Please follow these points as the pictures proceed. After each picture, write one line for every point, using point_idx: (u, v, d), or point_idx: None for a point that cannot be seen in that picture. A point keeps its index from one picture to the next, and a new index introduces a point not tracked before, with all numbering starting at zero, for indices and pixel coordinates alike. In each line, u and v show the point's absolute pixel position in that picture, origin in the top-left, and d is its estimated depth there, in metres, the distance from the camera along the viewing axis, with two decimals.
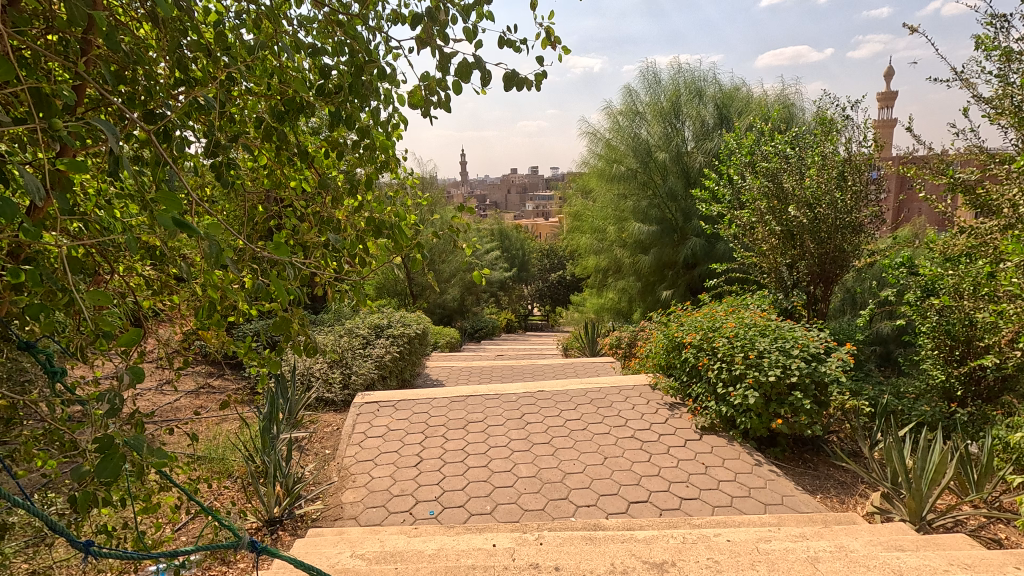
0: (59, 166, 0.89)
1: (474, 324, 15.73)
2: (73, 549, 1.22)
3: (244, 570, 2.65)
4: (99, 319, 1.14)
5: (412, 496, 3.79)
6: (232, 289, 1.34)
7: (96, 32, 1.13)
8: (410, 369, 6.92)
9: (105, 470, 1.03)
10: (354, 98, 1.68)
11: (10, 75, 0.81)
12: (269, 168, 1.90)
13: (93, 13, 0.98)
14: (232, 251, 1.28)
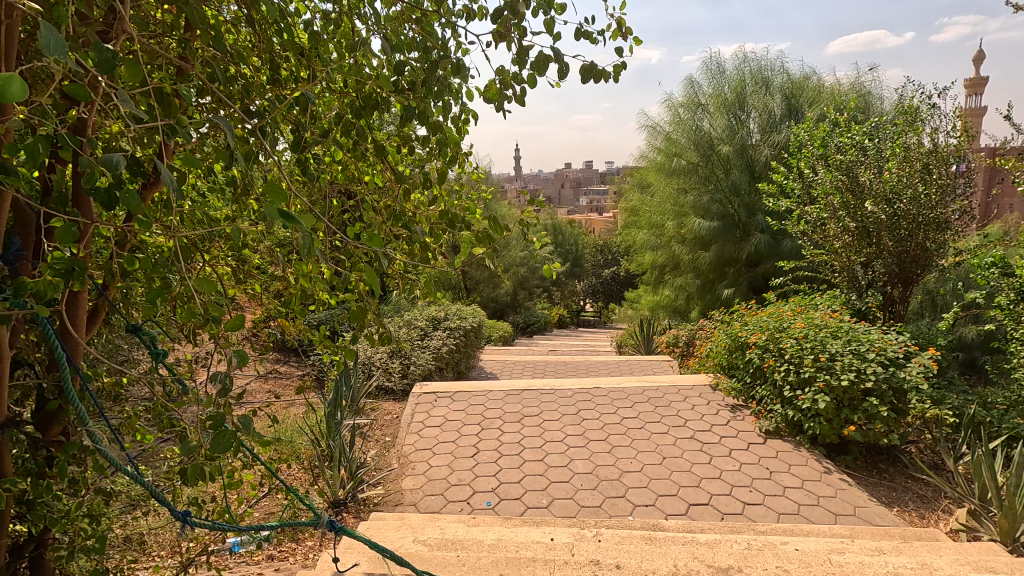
0: (178, 161, 0.96)
1: (527, 318, 15.75)
2: (173, 518, 1.36)
3: (312, 548, 2.78)
4: (209, 304, 1.22)
5: (469, 486, 3.86)
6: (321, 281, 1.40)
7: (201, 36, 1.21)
8: (465, 361, 7.03)
9: (219, 445, 1.10)
10: (427, 95, 1.71)
11: (138, 78, 0.87)
12: (345, 163, 1.97)
13: (209, 18, 1.05)
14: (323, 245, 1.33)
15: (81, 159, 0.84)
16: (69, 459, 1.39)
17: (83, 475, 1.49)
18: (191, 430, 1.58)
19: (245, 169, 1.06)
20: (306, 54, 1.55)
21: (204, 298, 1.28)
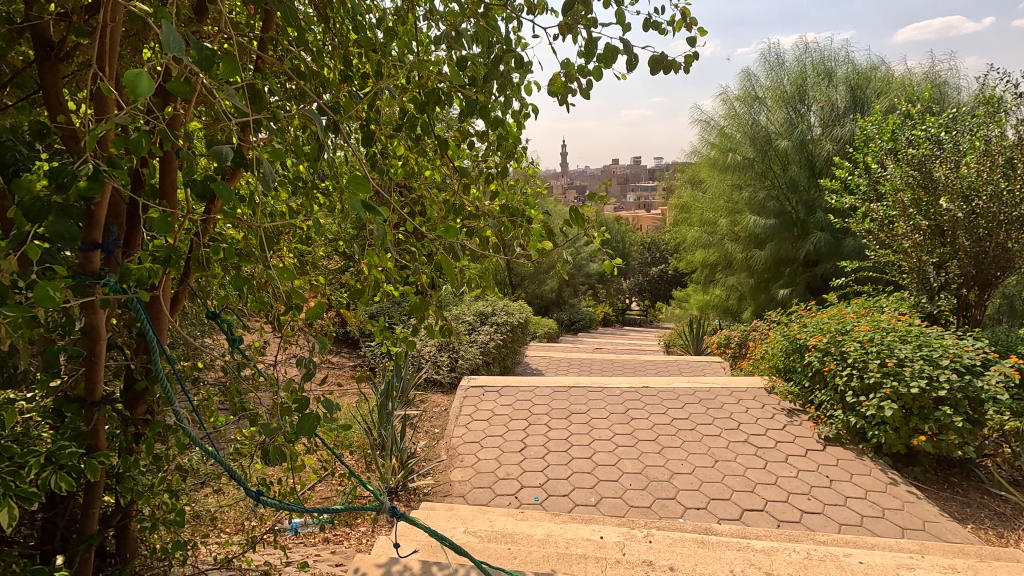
0: (267, 155, 1.01)
1: (572, 316, 15.62)
2: (247, 497, 1.45)
3: (366, 533, 2.86)
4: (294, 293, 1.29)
5: (517, 481, 3.87)
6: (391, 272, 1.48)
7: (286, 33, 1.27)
8: (512, 357, 7.05)
9: (303, 428, 1.27)
10: (490, 90, 1.72)
11: (236, 74, 0.92)
12: (406, 159, 2.02)
13: (302, 15, 1.13)
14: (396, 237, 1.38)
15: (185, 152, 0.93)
16: (155, 437, 1.48)
17: (165, 451, 1.58)
18: (263, 414, 1.65)
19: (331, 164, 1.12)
20: (374, 50, 1.59)
21: (284, 285, 1.34)
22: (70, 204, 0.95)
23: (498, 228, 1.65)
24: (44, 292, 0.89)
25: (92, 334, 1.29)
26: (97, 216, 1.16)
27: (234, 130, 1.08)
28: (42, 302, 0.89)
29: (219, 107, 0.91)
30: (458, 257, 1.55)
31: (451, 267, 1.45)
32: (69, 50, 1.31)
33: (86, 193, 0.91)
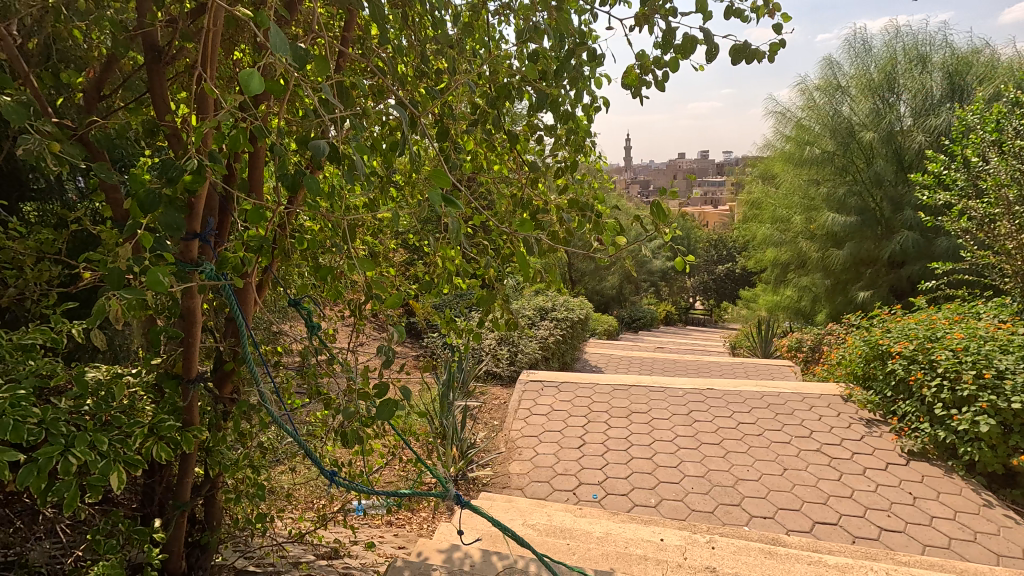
0: (353, 150, 1.05)
1: (633, 313, 15.32)
2: (323, 476, 1.52)
3: (427, 518, 2.94)
4: (374, 283, 1.34)
5: (575, 477, 3.86)
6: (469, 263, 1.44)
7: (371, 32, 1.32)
8: (571, 353, 7.00)
9: (382, 413, 1.30)
10: (561, 82, 1.71)
11: (327, 72, 0.96)
12: (475, 153, 2.04)
13: (388, 14, 1.18)
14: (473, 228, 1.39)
15: (278, 149, 0.99)
16: (242, 415, 1.59)
17: (250, 429, 1.69)
18: (338, 399, 1.73)
19: (411, 158, 1.15)
20: (449, 46, 1.62)
21: (363, 275, 1.39)
22: (177, 197, 1.02)
23: (570, 223, 1.65)
24: (155, 277, 0.97)
25: (190, 316, 1.40)
26: (196, 208, 1.25)
27: (322, 126, 1.13)
28: (153, 286, 0.98)
29: (314, 103, 0.96)
30: (527, 251, 1.56)
31: (524, 261, 1.45)
32: (175, 53, 1.42)
33: (191, 186, 0.99)
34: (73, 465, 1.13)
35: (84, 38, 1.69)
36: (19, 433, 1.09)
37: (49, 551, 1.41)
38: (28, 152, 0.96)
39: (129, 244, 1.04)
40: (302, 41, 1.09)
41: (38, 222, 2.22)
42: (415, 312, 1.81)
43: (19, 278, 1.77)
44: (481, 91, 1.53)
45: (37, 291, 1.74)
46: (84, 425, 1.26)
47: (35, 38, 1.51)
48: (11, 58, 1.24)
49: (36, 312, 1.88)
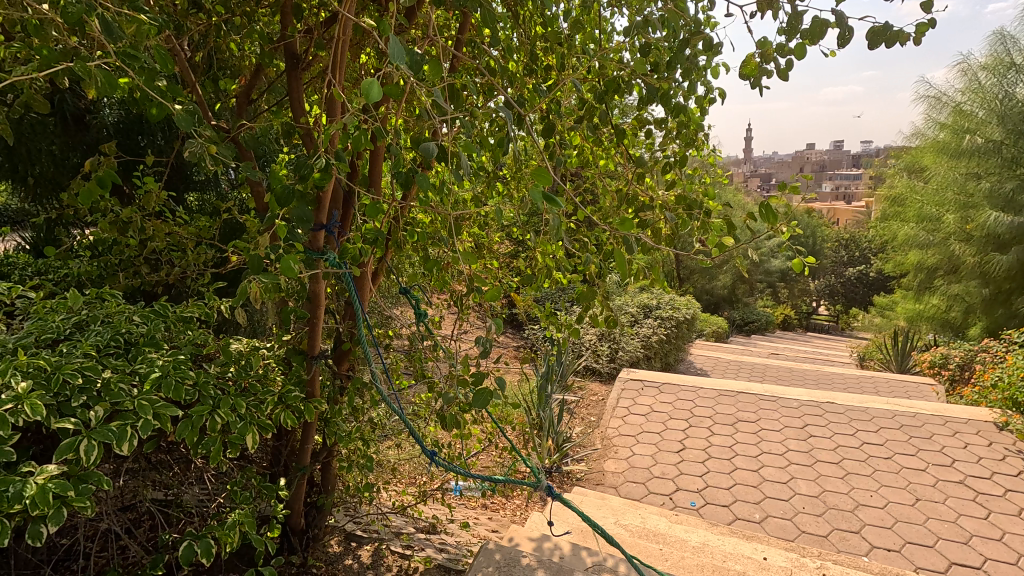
0: (460, 149, 1.09)
1: (746, 316, 14.34)
2: (424, 455, 1.62)
3: (520, 506, 3.00)
4: (479, 277, 1.40)
5: (673, 482, 3.73)
6: (571, 257, 1.45)
7: (484, 31, 1.36)
8: (675, 353, 6.73)
9: (479, 401, 1.34)
10: (674, 74, 1.65)
11: (440, 76, 1.01)
12: (582, 148, 2.04)
13: (498, 14, 1.21)
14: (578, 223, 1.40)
15: (393, 148, 1.06)
16: (355, 392, 1.73)
17: (362, 405, 1.84)
18: (441, 383, 1.82)
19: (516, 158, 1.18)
20: (557, 43, 1.63)
21: (468, 268, 1.46)
22: (307, 192, 1.14)
23: (676, 222, 1.58)
24: (287, 264, 1.09)
25: (315, 299, 1.54)
26: (323, 202, 1.38)
27: (435, 126, 1.20)
28: (286, 272, 1.10)
29: (427, 106, 1.02)
30: (628, 250, 1.53)
31: (625, 260, 1.42)
32: (310, 60, 1.57)
33: (319, 183, 1.09)
34: (218, 424, 1.32)
35: (238, 48, 1.92)
36: (178, 393, 1.29)
37: (198, 495, 1.65)
38: (193, 153, 1.12)
39: (268, 234, 1.18)
40: (419, 46, 1.15)
41: (197, 211, 2.57)
42: (516, 305, 1.85)
43: (182, 259, 2.07)
44: (591, 88, 1.54)
45: (195, 271, 2.02)
46: (227, 390, 1.45)
47: (201, 52, 1.75)
48: (183, 71, 1.44)
49: (195, 290, 2.19)
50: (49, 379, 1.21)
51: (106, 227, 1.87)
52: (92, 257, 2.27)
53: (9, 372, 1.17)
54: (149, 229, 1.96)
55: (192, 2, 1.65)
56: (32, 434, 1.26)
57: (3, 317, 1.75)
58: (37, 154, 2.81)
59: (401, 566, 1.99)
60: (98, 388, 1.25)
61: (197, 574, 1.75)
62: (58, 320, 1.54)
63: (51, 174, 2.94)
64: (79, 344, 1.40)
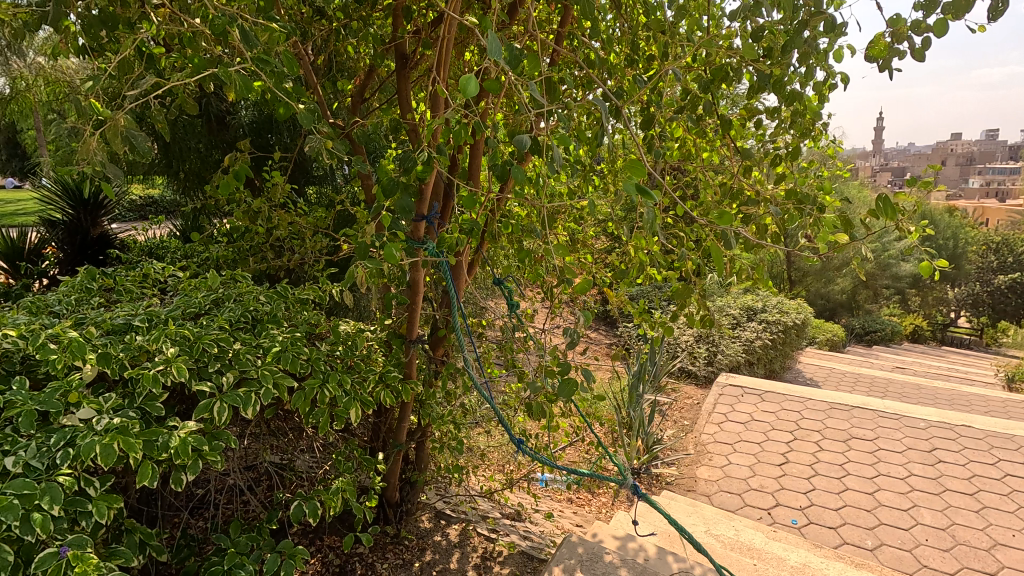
0: (555, 141, 1.11)
1: (868, 324, 13.02)
2: (511, 442, 1.67)
3: (605, 504, 2.96)
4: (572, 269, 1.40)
5: (772, 496, 3.50)
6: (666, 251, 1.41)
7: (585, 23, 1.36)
8: (782, 360, 6.27)
9: (565, 391, 1.35)
10: (789, 59, 1.55)
11: (537, 71, 1.03)
12: (684, 140, 1.96)
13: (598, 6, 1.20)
14: (677, 218, 1.36)
15: (489, 142, 1.10)
16: (448, 377, 1.81)
17: (454, 390, 1.91)
18: (530, 374, 1.85)
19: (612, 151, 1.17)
20: (660, 31, 1.58)
21: (561, 260, 1.47)
22: (410, 183, 1.21)
23: (785, 217, 1.47)
24: (389, 251, 1.16)
25: (413, 286, 1.63)
26: (424, 194, 1.46)
27: (532, 119, 1.22)
28: (388, 259, 1.17)
29: (523, 99, 1.04)
30: (728, 246, 1.46)
31: (723, 257, 1.36)
32: (419, 60, 1.66)
33: (420, 175, 1.15)
34: (326, 397, 1.44)
35: (354, 51, 2.07)
36: (295, 366, 1.43)
37: (308, 461, 1.81)
38: (313, 148, 1.23)
39: (374, 223, 1.27)
40: (519, 41, 1.18)
41: (315, 203, 2.81)
42: (608, 301, 1.82)
43: (301, 246, 2.27)
44: (696, 78, 1.48)
45: (311, 257, 2.22)
46: (336, 366, 1.58)
47: (322, 57, 1.91)
48: (306, 74, 1.58)
49: (311, 274, 2.40)
50: (191, 346, 1.39)
51: (239, 216, 2.10)
52: (228, 242, 2.56)
53: (162, 339, 1.36)
54: (275, 219, 2.18)
55: (316, 10, 1.80)
56: (177, 394, 1.46)
57: (159, 293, 2.03)
58: (187, 152, 3.22)
59: (486, 548, 2.05)
60: (228, 357, 1.41)
61: (305, 533, 1.93)
62: (199, 296, 1.76)
63: (199, 169, 3.36)
64: (216, 318, 1.59)
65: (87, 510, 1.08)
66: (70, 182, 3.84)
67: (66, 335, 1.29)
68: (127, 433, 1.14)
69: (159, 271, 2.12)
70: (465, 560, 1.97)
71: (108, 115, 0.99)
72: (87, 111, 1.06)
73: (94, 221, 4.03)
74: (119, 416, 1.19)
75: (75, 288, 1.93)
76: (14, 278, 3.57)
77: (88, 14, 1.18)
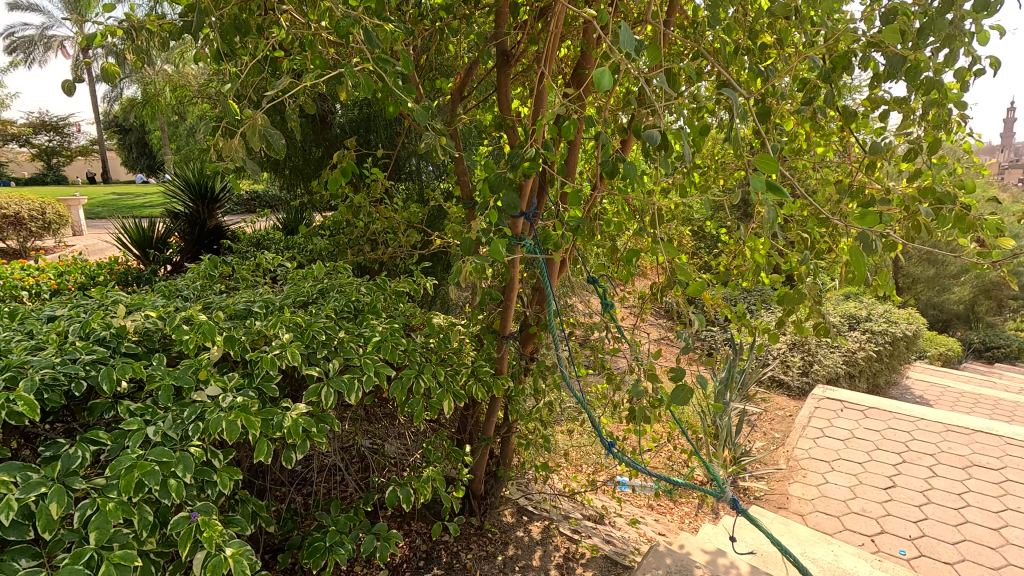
0: (672, 136, 1.07)
1: (990, 339, 11.64)
2: (602, 444, 1.65)
3: (689, 514, 2.84)
4: (680, 270, 1.33)
5: (875, 522, 3.21)
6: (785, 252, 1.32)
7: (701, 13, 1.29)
8: (888, 374, 5.75)
9: (676, 396, 1.27)
10: (929, 43, 1.40)
11: (659, 63, 0.98)
12: (796, 134, 1.83)
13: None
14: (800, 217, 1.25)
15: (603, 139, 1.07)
16: (538, 373, 1.81)
17: (543, 387, 1.91)
18: (621, 376, 1.80)
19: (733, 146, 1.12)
20: (778, 16, 1.47)
21: (665, 259, 1.41)
22: (516, 180, 1.20)
23: (929, 218, 1.31)
24: (496, 248, 1.16)
25: (509, 283, 1.63)
26: (525, 191, 1.45)
27: (644, 113, 1.18)
28: (495, 254, 1.16)
29: (646, 92, 1.01)
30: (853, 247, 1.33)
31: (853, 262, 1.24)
32: (521, 57, 1.66)
33: (527, 172, 1.14)
34: (422, 387, 1.48)
35: (453, 51, 2.11)
36: (395, 356, 1.48)
37: (400, 448, 1.87)
38: (424, 145, 1.26)
39: (479, 219, 1.27)
40: (633, 35, 1.14)
41: (408, 199, 2.90)
42: (707, 303, 1.74)
43: (396, 240, 2.36)
44: (823, 68, 1.37)
45: (405, 252, 2.29)
46: (431, 358, 1.63)
47: (424, 57, 1.97)
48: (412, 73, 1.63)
49: (404, 268, 2.48)
50: (303, 333, 1.48)
51: (342, 210, 2.21)
52: (329, 235, 2.70)
53: (278, 325, 1.46)
54: (374, 213, 2.27)
55: (421, 11, 1.85)
56: (288, 376, 1.56)
57: (269, 282, 2.18)
58: (293, 151, 3.44)
59: (568, 549, 2.03)
60: (335, 344, 1.49)
61: (395, 516, 2.00)
62: (307, 286, 1.87)
63: (302, 165, 3.57)
64: (324, 307, 1.69)
65: (213, 480, 1.17)
66: (192, 177, 4.16)
67: (197, 318, 1.41)
68: (249, 412, 1.23)
69: (269, 261, 2.27)
70: (547, 558, 1.96)
71: (247, 115, 1.06)
72: (226, 112, 1.14)
73: (210, 214, 4.32)
74: (241, 395, 1.29)
75: (200, 274, 2.11)
76: (144, 263, 4.17)
77: (226, 21, 1.28)
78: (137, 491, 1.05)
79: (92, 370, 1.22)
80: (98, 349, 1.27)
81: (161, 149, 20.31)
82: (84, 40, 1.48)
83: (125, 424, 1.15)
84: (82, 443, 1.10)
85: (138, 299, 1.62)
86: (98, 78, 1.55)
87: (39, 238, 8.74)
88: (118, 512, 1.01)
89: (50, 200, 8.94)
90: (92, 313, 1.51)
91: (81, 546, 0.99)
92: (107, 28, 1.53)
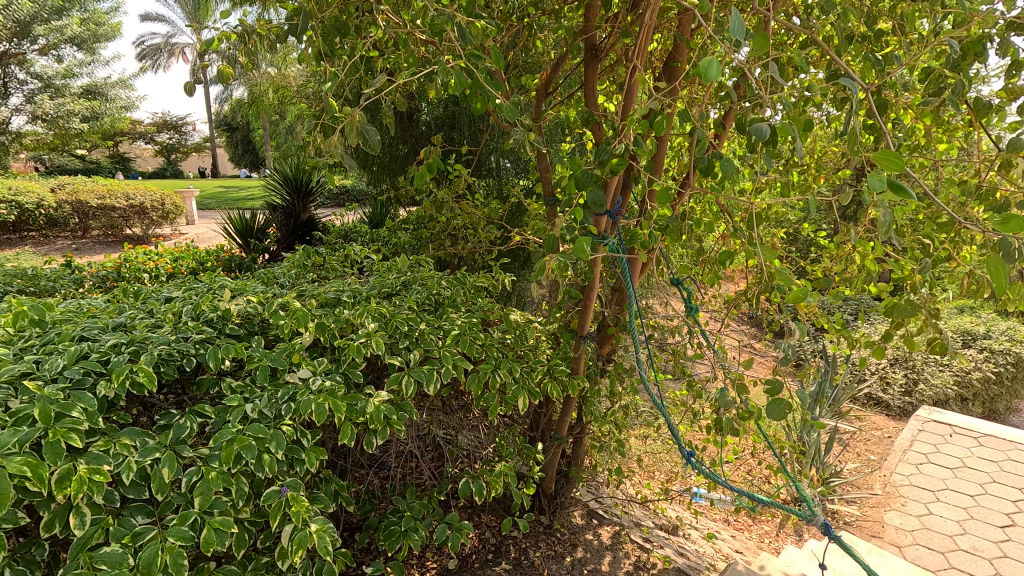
0: (775, 131, 0.99)
1: None
2: (681, 453, 1.58)
3: (769, 534, 2.68)
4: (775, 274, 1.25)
5: (989, 562, 2.87)
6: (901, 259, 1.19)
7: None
8: (1009, 399, 5.13)
9: (772, 409, 1.20)
10: None
11: (766, 54, 0.91)
12: (914, 130, 1.66)
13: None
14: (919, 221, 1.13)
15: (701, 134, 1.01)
16: (614, 375, 1.77)
17: (619, 390, 1.86)
18: (703, 384, 1.72)
19: (847, 140, 1.02)
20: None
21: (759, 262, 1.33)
22: (603, 176, 1.17)
23: None
24: (580, 245, 1.12)
25: (590, 282, 1.60)
26: (610, 188, 1.43)
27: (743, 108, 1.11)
28: (579, 253, 1.12)
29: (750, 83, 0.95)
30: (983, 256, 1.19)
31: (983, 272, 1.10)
32: (610, 51, 1.61)
33: (614, 169, 1.12)
34: (498, 382, 1.49)
35: (540, 47, 2.10)
36: (472, 350, 1.50)
37: (473, 440, 1.90)
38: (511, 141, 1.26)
39: (564, 216, 1.26)
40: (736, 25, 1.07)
41: (489, 195, 2.94)
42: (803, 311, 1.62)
43: (476, 236, 2.39)
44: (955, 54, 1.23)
45: (484, 248, 2.32)
46: (507, 354, 1.63)
47: (511, 53, 1.97)
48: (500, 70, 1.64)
49: (483, 263, 2.51)
50: (387, 323, 1.53)
51: (426, 205, 2.27)
52: (412, 230, 2.78)
53: (364, 315, 1.52)
54: (456, 209, 2.32)
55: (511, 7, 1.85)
56: (371, 364, 1.62)
57: (356, 273, 2.28)
58: (382, 147, 3.58)
59: (639, 557, 1.97)
60: (416, 335, 1.53)
61: (466, 507, 2.03)
62: (391, 277, 1.94)
63: (389, 162, 3.71)
64: (406, 298, 1.74)
65: (301, 458, 1.24)
66: (289, 172, 4.43)
67: (292, 305, 1.50)
68: (336, 396, 1.29)
69: (357, 253, 2.38)
70: (616, 564, 1.92)
71: (344, 112, 1.11)
72: (325, 109, 1.20)
73: (304, 207, 4.59)
74: (329, 380, 1.35)
75: (295, 263, 2.25)
76: (245, 252, 4.49)
77: (328, 23, 1.34)
78: (236, 463, 1.13)
79: (201, 348, 1.33)
80: (206, 330, 1.38)
81: (263, 146, 21.87)
82: (202, 45, 1.58)
83: (227, 400, 1.24)
84: (190, 415, 1.20)
85: (241, 285, 1.75)
86: (214, 80, 1.67)
87: (158, 226, 9.65)
88: (219, 481, 1.10)
89: (169, 193, 9.85)
90: (202, 295, 1.65)
91: (188, 509, 1.08)
92: (222, 33, 1.62)
